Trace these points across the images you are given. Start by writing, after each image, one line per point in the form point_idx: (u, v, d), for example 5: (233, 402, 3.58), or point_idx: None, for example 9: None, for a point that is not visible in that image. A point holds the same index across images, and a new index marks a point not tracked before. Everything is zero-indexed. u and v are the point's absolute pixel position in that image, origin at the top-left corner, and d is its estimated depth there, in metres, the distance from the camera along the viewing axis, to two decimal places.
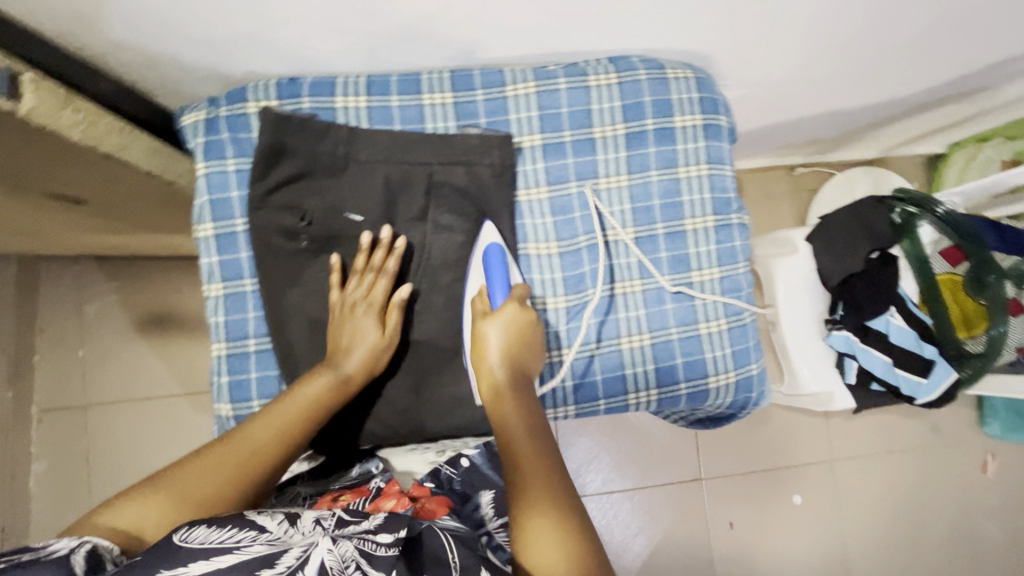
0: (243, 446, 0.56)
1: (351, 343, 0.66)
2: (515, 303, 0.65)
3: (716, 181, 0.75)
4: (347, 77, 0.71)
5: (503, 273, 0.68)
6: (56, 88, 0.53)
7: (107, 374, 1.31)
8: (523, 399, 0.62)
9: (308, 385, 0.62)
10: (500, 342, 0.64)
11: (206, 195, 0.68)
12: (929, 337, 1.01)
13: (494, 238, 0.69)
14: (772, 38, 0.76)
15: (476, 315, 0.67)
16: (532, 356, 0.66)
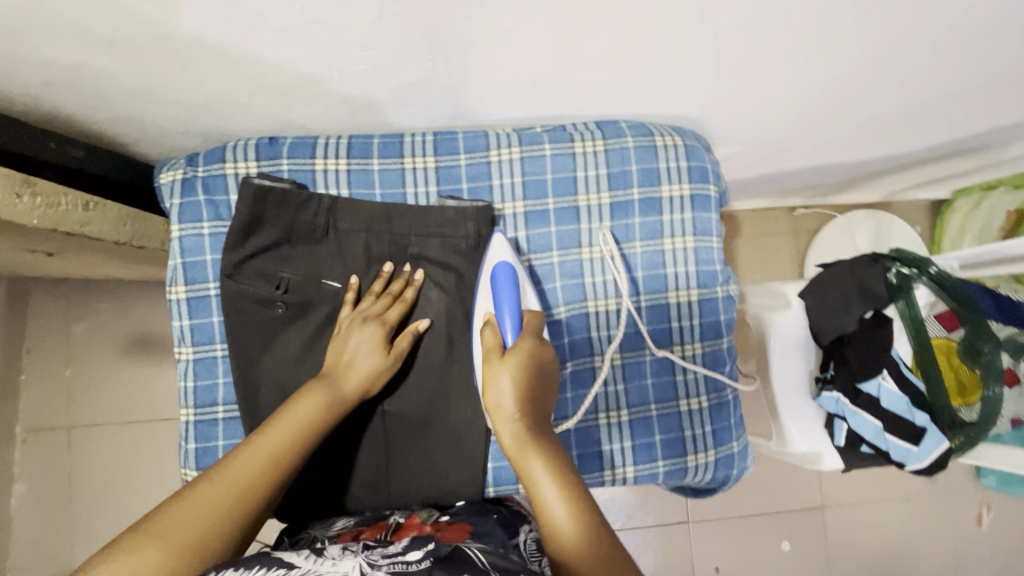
0: (233, 479, 0.53)
1: (352, 361, 0.64)
2: (529, 338, 0.62)
3: (702, 254, 0.74)
4: (328, 138, 0.70)
5: (513, 294, 0.65)
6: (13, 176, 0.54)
7: (94, 396, 1.22)
8: (543, 426, 0.58)
9: (300, 404, 0.60)
10: (516, 377, 0.59)
11: (179, 258, 0.68)
12: (921, 403, 0.99)
13: (502, 258, 0.68)
14: (767, 105, 0.74)
15: (489, 353, 0.62)
16: (547, 390, 0.61)
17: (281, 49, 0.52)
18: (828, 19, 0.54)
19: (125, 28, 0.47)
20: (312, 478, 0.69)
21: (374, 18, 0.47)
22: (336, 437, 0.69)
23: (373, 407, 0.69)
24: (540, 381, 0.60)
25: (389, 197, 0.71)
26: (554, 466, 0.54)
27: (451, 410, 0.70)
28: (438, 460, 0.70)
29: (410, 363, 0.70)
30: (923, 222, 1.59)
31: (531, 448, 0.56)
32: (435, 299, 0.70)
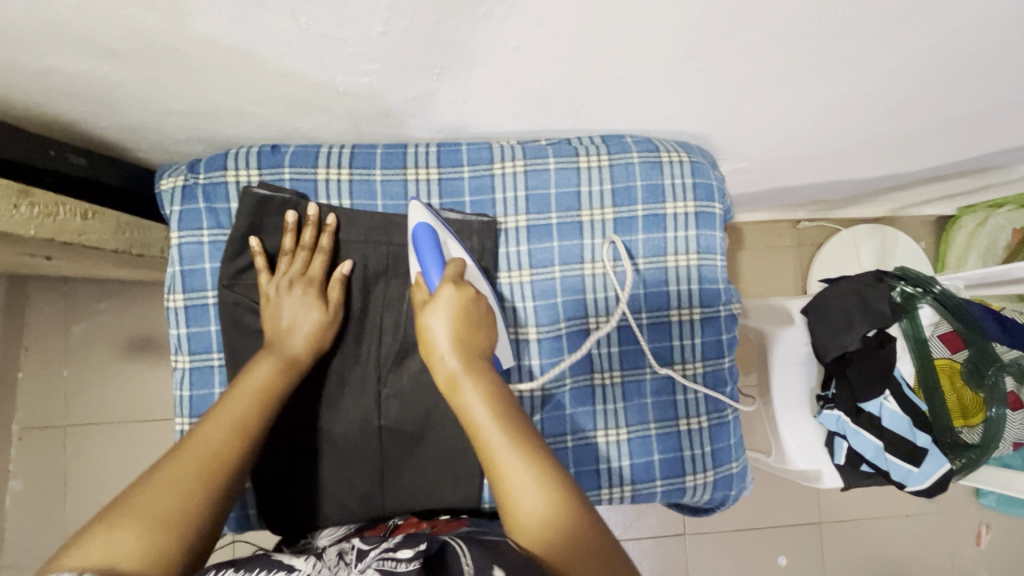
0: (196, 454, 0.51)
1: (293, 323, 0.64)
2: (449, 283, 0.60)
3: (706, 272, 0.73)
4: (331, 147, 0.70)
5: (434, 249, 0.63)
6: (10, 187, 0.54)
7: (91, 397, 1.21)
8: (483, 368, 0.57)
9: (252, 375, 0.60)
10: (449, 323, 0.58)
11: (178, 266, 0.68)
12: (923, 424, 0.98)
13: (421, 218, 0.65)
14: (776, 123, 0.73)
15: (419, 306, 0.61)
16: (482, 332, 0.61)
17: (286, 61, 0.51)
18: (838, 42, 0.54)
19: (129, 37, 0.46)
20: (305, 491, 0.68)
21: (380, 34, 0.47)
22: (331, 449, 0.68)
23: (369, 421, 0.68)
24: (472, 325, 0.60)
25: (391, 209, 0.71)
26: (498, 413, 0.53)
27: (447, 425, 0.69)
28: (434, 475, 0.69)
29: (407, 376, 0.69)
30: (927, 238, 1.58)
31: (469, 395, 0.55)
32: None
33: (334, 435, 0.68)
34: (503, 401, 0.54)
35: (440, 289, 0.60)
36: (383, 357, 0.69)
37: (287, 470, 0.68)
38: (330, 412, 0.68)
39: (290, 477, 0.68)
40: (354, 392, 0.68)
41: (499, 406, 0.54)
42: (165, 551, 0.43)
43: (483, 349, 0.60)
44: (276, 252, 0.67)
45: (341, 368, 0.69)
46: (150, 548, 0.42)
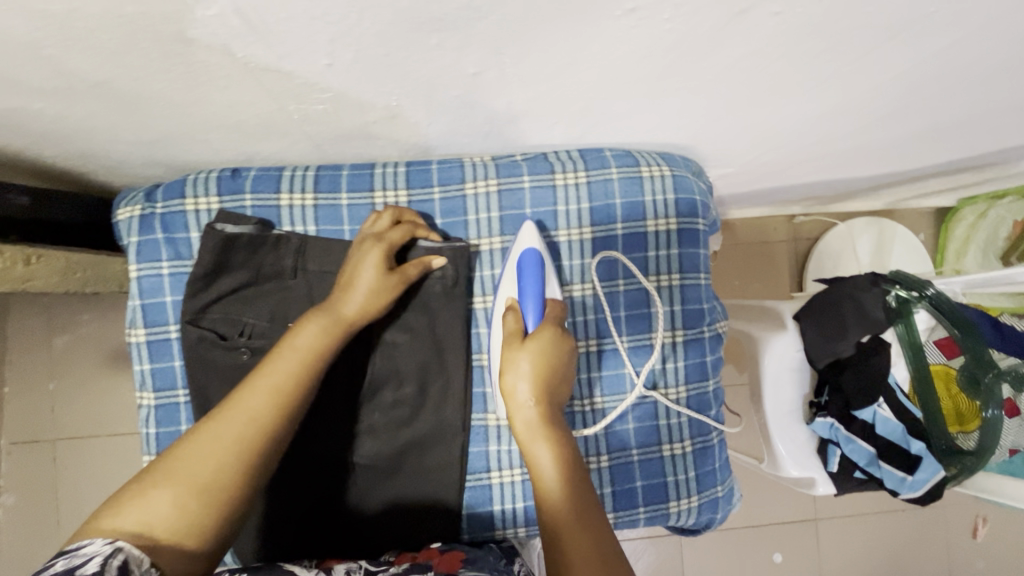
0: (236, 419, 0.50)
1: (354, 278, 0.61)
2: (551, 328, 0.58)
3: (689, 291, 0.71)
4: (295, 170, 0.66)
5: (537, 279, 0.61)
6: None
7: (76, 409, 1.19)
8: (559, 422, 0.55)
9: (309, 327, 0.57)
10: (536, 370, 0.55)
11: (138, 299, 0.64)
12: (917, 431, 0.96)
13: (530, 244, 0.64)
14: (761, 131, 0.70)
15: (509, 335, 0.59)
16: (562, 387, 0.57)
17: (232, 93, 0.48)
18: (821, 59, 0.51)
19: (60, 77, 0.44)
20: (269, 524, 0.63)
21: (326, 66, 0.44)
22: (299, 487, 0.64)
23: (342, 456, 0.65)
24: (559, 374, 0.57)
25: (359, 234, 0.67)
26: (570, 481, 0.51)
27: (426, 456, 0.67)
28: (407, 509, 0.66)
29: (381, 409, 0.66)
30: (926, 229, 1.55)
31: (543, 438, 0.53)
32: (407, 342, 0.66)
33: (303, 470, 0.64)
34: (575, 462, 0.53)
35: (539, 334, 0.57)
36: (354, 389, 0.65)
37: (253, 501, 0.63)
38: (298, 449, 0.64)
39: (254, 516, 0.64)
40: (328, 424, 0.65)
41: (568, 465, 0.52)
42: (199, 522, 0.45)
43: (562, 405, 0.57)
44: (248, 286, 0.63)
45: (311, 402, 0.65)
46: (184, 522, 0.45)
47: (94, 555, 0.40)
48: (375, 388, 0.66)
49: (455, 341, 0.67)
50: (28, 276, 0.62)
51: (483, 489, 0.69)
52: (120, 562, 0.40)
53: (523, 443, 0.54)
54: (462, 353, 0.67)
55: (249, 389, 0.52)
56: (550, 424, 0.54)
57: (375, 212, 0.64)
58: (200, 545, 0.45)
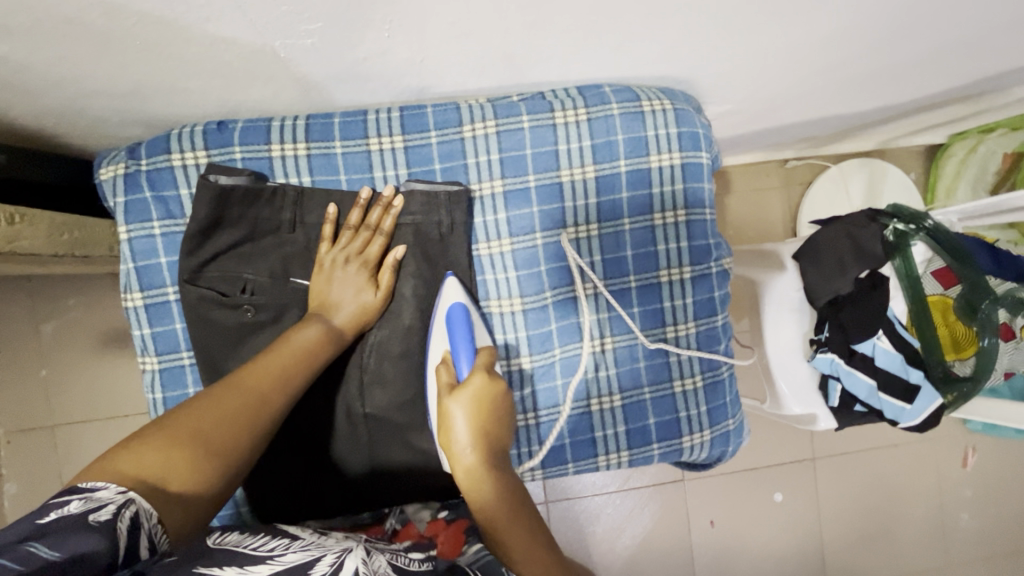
0: (238, 396, 0.51)
1: (342, 295, 0.61)
2: (482, 373, 0.56)
3: (695, 228, 0.69)
4: (284, 119, 0.63)
5: (468, 334, 0.59)
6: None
7: (73, 394, 1.18)
8: (501, 463, 0.54)
9: (310, 328, 0.59)
10: (473, 417, 0.54)
11: (131, 262, 0.61)
12: (915, 361, 0.98)
13: (457, 298, 0.62)
14: (764, 61, 0.68)
15: (442, 390, 0.56)
16: (503, 428, 0.56)
17: (212, 28, 0.45)
18: None
19: (21, 11, 0.40)
20: (290, 478, 0.64)
21: None
22: (316, 441, 0.64)
23: (352, 409, 0.64)
24: (496, 419, 0.55)
25: (355, 184, 0.65)
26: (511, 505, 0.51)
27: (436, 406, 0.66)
28: (424, 459, 0.66)
29: (389, 361, 0.64)
30: (917, 168, 1.55)
31: (485, 476, 0.52)
32: (410, 293, 0.64)
33: (318, 425, 0.64)
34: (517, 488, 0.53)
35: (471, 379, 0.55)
36: (363, 344, 0.64)
37: (269, 466, 0.63)
38: (315, 402, 0.64)
39: (272, 477, 0.63)
40: (335, 379, 0.64)
41: (513, 494, 0.52)
42: (205, 481, 0.45)
43: (504, 442, 0.56)
44: (241, 241, 0.61)
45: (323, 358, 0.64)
46: (194, 476, 0.45)
47: (107, 503, 0.37)
48: (378, 341, 0.64)
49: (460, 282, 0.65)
50: (14, 236, 0.59)
51: None
52: (131, 515, 0.38)
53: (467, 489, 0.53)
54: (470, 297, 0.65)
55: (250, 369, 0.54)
56: (492, 464, 0.53)
57: (359, 207, 0.62)
58: (204, 505, 0.45)
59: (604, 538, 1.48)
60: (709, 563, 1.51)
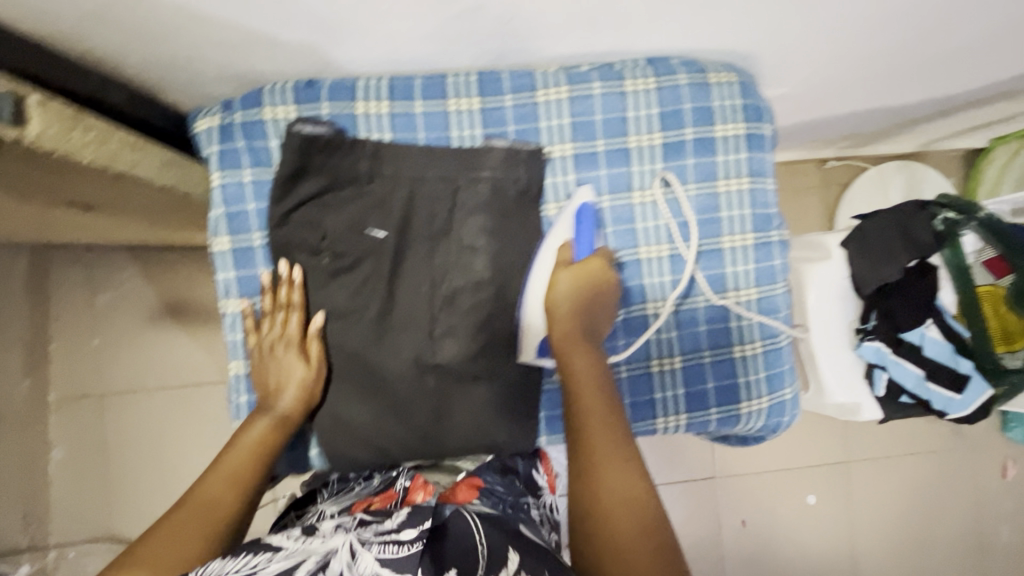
0: (197, 504, 0.55)
1: (281, 375, 0.63)
2: (600, 260, 0.66)
3: (758, 196, 0.71)
4: (368, 80, 0.67)
5: (592, 230, 0.67)
6: (65, 106, 0.44)
7: (119, 365, 1.28)
8: (597, 353, 0.63)
9: (260, 417, 0.62)
10: (578, 298, 0.64)
11: (222, 207, 0.65)
12: (964, 351, 0.99)
13: (586, 200, 0.67)
14: (830, 35, 0.69)
15: (557, 262, 0.66)
16: (601, 315, 0.66)
17: None
18: None
19: None
20: (361, 426, 0.66)
21: None
22: (385, 389, 0.65)
23: (423, 359, 0.65)
24: (599, 304, 0.65)
25: (433, 141, 0.68)
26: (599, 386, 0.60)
27: (501, 360, 0.67)
28: (489, 412, 0.66)
29: (459, 313, 0.65)
30: (957, 173, 1.55)
31: (581, 352, 0.62)
32: (483, 247, 0.65)
33: (387, 374, 0.65)
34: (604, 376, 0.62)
35: (589, 262, 0.65)
36: (435, 294, 0.65)
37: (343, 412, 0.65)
38: (387, 350, 0.65)
39: (346, 423, 0.66)
40: (404, 330, 0.65)
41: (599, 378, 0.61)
42: None
43: (597, 332, 0.65)
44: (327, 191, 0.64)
45: (395, 308, 0.65)
46: None
47: None
48: (450, 292, 0.65)
49: (529, 238, 0.67)
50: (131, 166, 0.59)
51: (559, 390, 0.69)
52: None
53: (561, 352, 0.63)
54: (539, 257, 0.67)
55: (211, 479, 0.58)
56: (588, 345, 0.63)
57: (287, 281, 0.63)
58: None
59: None
60: (739, 564, 1.48)
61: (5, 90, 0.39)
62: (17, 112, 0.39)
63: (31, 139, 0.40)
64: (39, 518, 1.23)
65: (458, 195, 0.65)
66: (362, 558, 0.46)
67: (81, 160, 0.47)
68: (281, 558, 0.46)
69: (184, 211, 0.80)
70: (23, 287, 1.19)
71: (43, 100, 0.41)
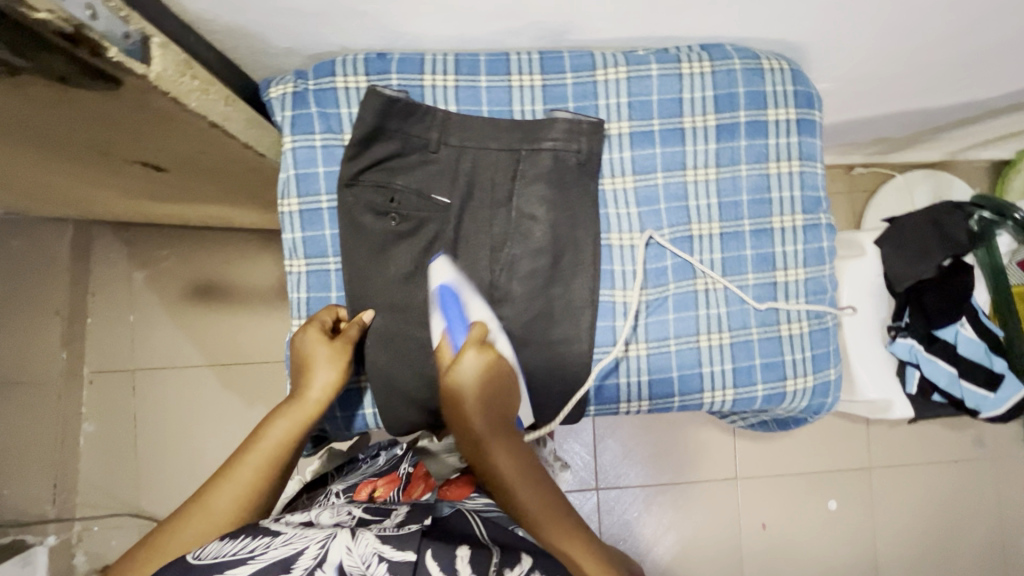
0: (210, 520, 0.52)
1: (311, 369, 0.62)
2: (472, 345, 0.62)
3: (807, 179, 0.73)
4: (435, 54, 0.69)
5: (458, 311, 0.65)
6: (179, 53, 0.51)
7: (149, 345, 1.27)
8: (507, 433, 0.63)
9: (283, 422, 0.59)
10: (478, 380, 0.62)
11: (293, 169, 0.67)
12: (1000, 350, 1.00)
13: (447, 278, 0.66)
14: (884, 27, 0.71)
15: (444, 366, 0.64)
16: (504, 392, 0.64)
17: None
18: None
19: None
20: (417, 387, 0.67)
21: None
22: None
23: None
24: (494, 390, 0.63)
25: (495, 115, 0.70)
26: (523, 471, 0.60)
27: (554, 326, 0.69)
28: (542, 376, 0.69)
29: (519, 279, 0.68)
30: (982, 183, 1.56)
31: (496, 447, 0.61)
32: (542, 216, 0.68)
33: None
34: (528, 463, 0.62)
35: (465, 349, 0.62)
36: (495, 260, 0.68)
37: (400, 373, 0.67)
38: None
39: (402, 384, 0.67)
40: None
41: (524, 463, 0.61)
42: None
43: (509, 408, 0.64)
44: (398, 158, 0.67)
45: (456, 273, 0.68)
46: None
47: None
48: (510, 258, 0.68)
49: (585, 210, 0.69)
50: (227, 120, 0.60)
51: (609, 361, 0.71)
52: None
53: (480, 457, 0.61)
54: (594, 230, 0.70)
55: (222, 490, 0.54)
56: (500, 431, 0.62)
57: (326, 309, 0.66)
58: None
59: (648, 536, 1.45)
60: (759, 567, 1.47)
61: (136, 26, 0.45)
62: (144, 50, 0.46)
63: (153, 76, 0.47)
64: (68, 489, 1.21)
65: (517, 166, 0.68)
66: (362, 538, 0.44)
67: (188, 106, 0.53)
68: (280, 543, 0.44)
69: (243, 182, 0.81)
70: (65, 260, 1.21)
71: (164, 42, 0.48)
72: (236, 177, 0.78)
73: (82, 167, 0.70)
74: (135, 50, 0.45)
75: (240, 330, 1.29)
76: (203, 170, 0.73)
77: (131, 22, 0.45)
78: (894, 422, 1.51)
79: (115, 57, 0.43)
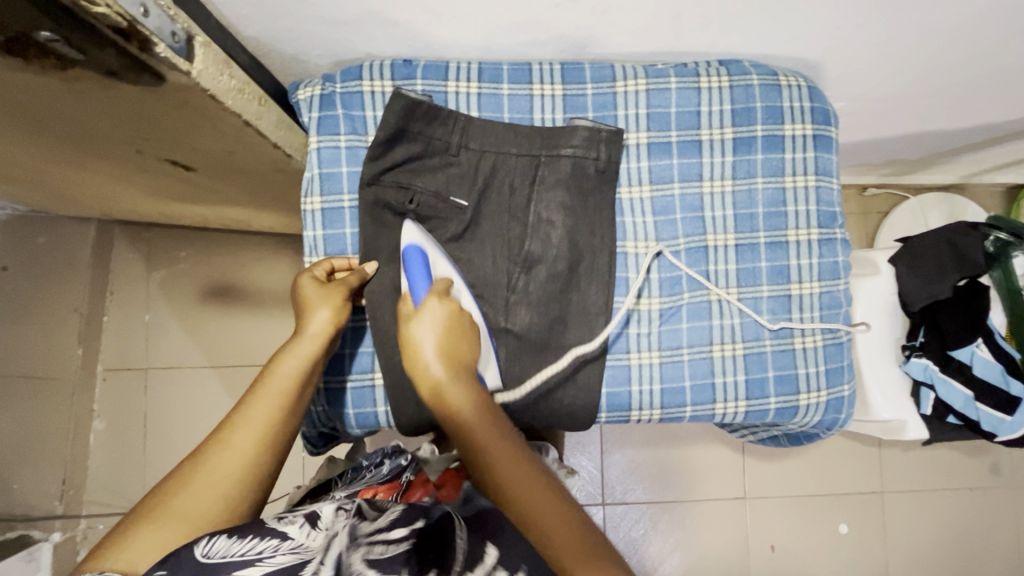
0: (232, 450, 0.53)
1: (311, 310, 0.62)
2: (435, 296, 0.61)
3: (823, 194, 0.73)
4: (459, 63, 0.70)
5: (421, 264, 0.64)
6: (218, 52, 0.53)
7: (165, 342, 1.29)
8: (467, 378, 0.59)
9: (289, 357, 0.59)
10: (438, 334, 0.60)
11: (317, 168, 0.69)
12: (1016, 372, 0.98)
13: (414, 237, 0.66)
14: (900, 48, 0.72)
15: (403, 319, 0.62)
16: (466, 343, 0.61)
17: None
18: None
19: None
20: None
21: None
22: None
23: (495, 324, 0.69)
24: (458, 344, 0.60)
25: (516, 122, 0.71)
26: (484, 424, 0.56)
27: (569, 330, 0.70)
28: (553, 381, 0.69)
29: (535, 283, 0.69)
30: (996, 207, 1.56)
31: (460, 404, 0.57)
32: (559, 222, 0.69)
33: None
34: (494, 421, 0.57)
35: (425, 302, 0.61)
36: (510, 262, 0.69)
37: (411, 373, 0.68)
38: None
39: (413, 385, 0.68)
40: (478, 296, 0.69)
41: (486, 418, 0.57)
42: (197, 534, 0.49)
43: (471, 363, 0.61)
44: (418, 160, 0.69)
45: (471, 275, 0.69)
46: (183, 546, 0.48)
47: None
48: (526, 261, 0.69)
49: (602, 218, 0.70)
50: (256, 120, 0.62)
51: (622, 368, 0.71)
52: None
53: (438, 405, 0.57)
54: (609, 238, 0.70)
55: (238, 427, 0.54)
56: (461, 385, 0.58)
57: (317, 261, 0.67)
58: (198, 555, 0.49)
59: (655, 553, 1.43)
60: None
61: (182, 26, 0.47)
62: (188, 49, 0.48)
63: (196, 73, 0.49)
64: (75, 485, 1.21)
65: (536, 170, 0.69)
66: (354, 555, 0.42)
67: (224, 104, 0.55)
68: (287, 549, 0.42)
69: (265, 184, 0.83)
70: (87, 257, 1.23)
71: (206, 41, 0.50)
72: (260, 178, 0.80)
73: (113, 163, 0.72)
74: (180, 48, 0.47)
75: (252, 332, 1.30)
76: (230, 170, 0.75)
77: (177, 21, 0.47)
78: (907, 445, 1.48)
79: (163, 51, 0.45)
